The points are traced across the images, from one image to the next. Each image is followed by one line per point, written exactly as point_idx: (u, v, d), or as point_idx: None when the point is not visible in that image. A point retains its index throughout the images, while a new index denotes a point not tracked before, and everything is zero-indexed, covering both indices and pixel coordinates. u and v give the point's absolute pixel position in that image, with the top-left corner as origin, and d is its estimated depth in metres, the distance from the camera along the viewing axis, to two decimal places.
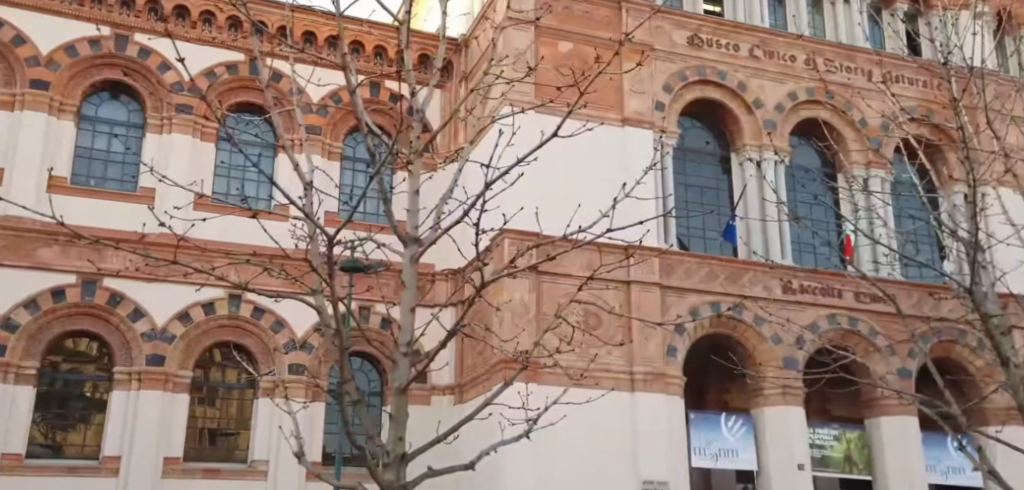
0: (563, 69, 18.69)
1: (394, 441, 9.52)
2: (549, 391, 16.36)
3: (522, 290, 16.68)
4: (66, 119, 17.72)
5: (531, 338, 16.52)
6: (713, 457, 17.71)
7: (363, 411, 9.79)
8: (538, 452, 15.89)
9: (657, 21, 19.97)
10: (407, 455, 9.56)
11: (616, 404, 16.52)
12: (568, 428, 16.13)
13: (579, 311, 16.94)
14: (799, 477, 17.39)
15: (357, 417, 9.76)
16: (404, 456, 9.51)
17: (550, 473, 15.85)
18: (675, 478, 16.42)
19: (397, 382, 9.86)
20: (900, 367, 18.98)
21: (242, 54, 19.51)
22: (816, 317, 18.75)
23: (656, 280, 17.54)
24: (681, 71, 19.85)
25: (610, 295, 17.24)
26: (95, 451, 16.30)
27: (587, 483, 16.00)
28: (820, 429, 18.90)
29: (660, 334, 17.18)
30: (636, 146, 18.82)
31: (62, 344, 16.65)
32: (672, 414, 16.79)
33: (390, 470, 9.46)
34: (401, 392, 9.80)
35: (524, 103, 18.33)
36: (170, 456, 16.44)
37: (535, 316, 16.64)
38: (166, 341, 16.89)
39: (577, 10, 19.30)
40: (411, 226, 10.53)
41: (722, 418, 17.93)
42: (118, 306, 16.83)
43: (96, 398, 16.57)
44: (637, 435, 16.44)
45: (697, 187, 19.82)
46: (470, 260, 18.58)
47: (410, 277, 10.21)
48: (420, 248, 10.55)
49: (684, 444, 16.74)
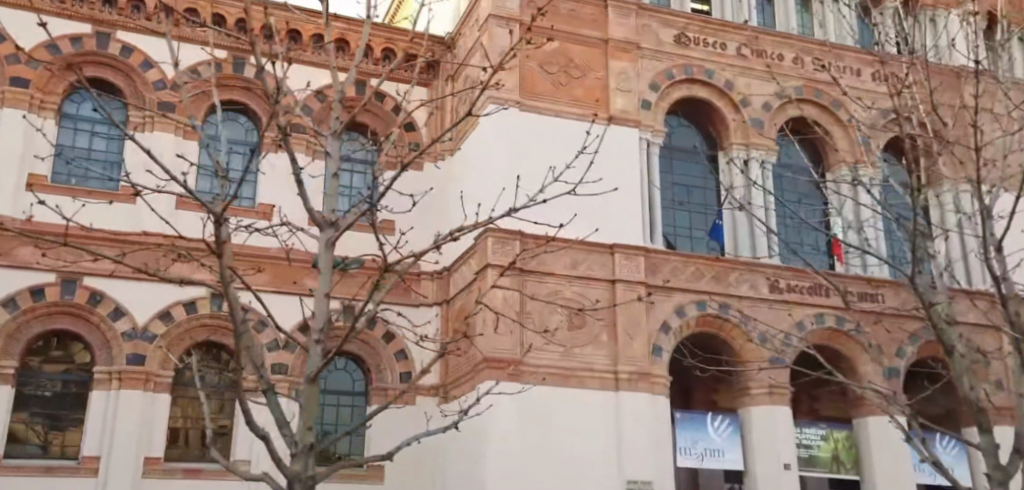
0: (548, 68, 18.70)
1: (304, 428, 9.80)
2: (534, 391, 16.23)
3: (506, 289, 16.63)
4: (47, 117, 17.60)
5: (515, 337, 16.40)
6: (699, 457, 17.65)
7: (275, 400, 9.92)
8: (521, 451, 15.83)
9: (644, 19, 19.86)
10: (315, 444, 9.86)
11: (600, 404, 16.51)
12: (551, 428, 16.14)
13: (563, 311, 16.89)
14: (786, 476, 17.29)
15: (269, 406, 9.87)
16: (312, 445, 9.81)
17: (534, 474, 15.78)
18: (659, 478, 16.33)
19: (308, 371, 10.15)
20: (887, 367, 18.91)
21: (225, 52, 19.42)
22: (804, 317, 18.63)
23: (642, 279, 17.47)
24: (669, 69, 19.72)
25: (595, 294, 17.22)
26: (74, 451, 16.16)
27: (571, 482, 15.93)
28: (808, 428, 18.82)
29: (645, 334, 17.16)
30: (622, 144, 18.68)
31: (42, 343, 16.51)
32: (657, 414, 16.71)
33: (297, 459, 9.71)
34: (311, 381, 10.15)
35: (510, 100, 18.17)
36: (150, 456, 16.27)
37: (519, 315, 16.58)
38: (147, 340, 16.72)
39: (563, 9, 19.21)
40: (325, 214, 10.93)
41: (708, 418, 17.87)
42: (98, 305, 16.66)
43: (76, 398, 16.43)
44: (622, 436, 16.35)
45: (684, 186, 19.70)
46: (456, 259, 18.46)
47: (324, 264, 10.60)
48: (337, 233, 10.89)
49: (668, 444, 16.66)
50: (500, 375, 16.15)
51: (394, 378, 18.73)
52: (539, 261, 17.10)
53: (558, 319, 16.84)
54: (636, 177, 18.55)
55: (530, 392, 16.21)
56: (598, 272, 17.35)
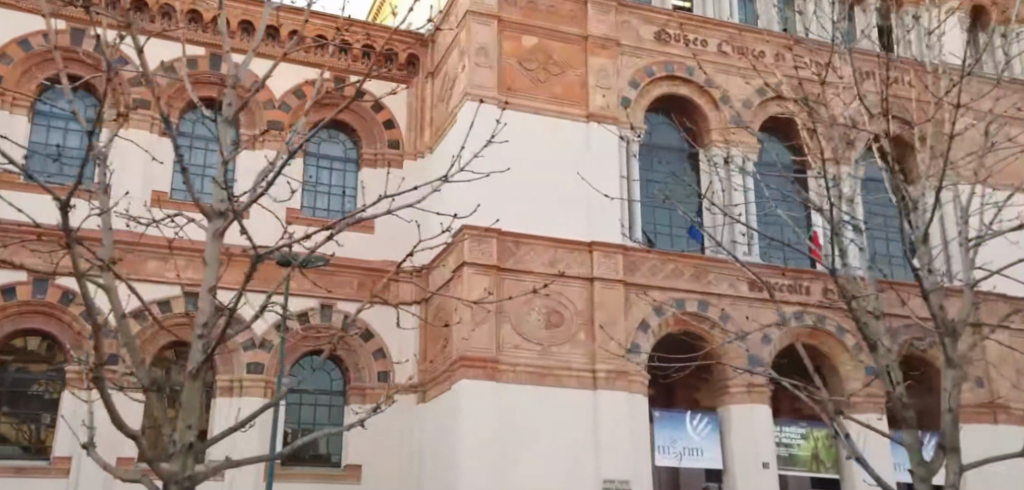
0: (526, 65, 18.60)
1: (183, 429, 9.11)
2: (510, 390, 16.12)
3: (482, 287, 16.47)
4: (19, 114, 17.45)
5: (492, 335, 16.25)
6: (678, 456, 17.52)
7: (154, 395, 9.19)
8: (496, 451, 15.68)
9: (624, 16, 19.77)
10: (195, 445, 9.20)
11: (577, 402, 16.38)
12: (528, 427, 16.02)
13: (540, 309, 16.76)
14: (764, 476, 17.21)
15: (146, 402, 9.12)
16: (191, 446, 9.15)
17: (509, 473, 15.69)
18: (636, 477, 16.23)
19: (193, 365, 9.45)
20: (867, 365, 18.85)
21: (202, 49, 19.33)
22: (784, 315, 18.57)
23: (620, 277, 17.35)
24: (648, 66, 19.62)
25: (573, 292, 17.05)
26: (46, 451, 16.02)
27: (547, 482, 15.81)
28: (787, 427, 18.58)
29: (623, 332, 17.05)
30: (600, 142, 18.60)
31: (14, 342, 16.39)
32: (634, 413, 16.60)
33: (174, 460, 9.01)
34: (196, 377, 9.44)
35: (488, 97, 18.04)
36: (123, 456, 16.12)
37: (496, 313, 16.41)
38: (121, 339, 16.66)
39: (541, 5, 19.11)
40: (217, 203, 10.25)
41: (687, 416, 17.74)
42: (71, 304, 16.50)
43: (48, 398, 16.28)
44: (599, 435, 16.23)
45: (665, 184, 19.57)
46: (434, 257, 18.35)
47: (212, 257, 9.95)
48: (227, 224, 10.29)
49: (646, 443, 16.54)
50: (475, 373, 15.91)
51: (371, 377, 18.54)
52: (516, 259, 16.98)
53: (535, 317, 16.69)
54: (615, 175, 18.50)
55: (506, 391, 16.07)
56: (577, 269, 17.27)
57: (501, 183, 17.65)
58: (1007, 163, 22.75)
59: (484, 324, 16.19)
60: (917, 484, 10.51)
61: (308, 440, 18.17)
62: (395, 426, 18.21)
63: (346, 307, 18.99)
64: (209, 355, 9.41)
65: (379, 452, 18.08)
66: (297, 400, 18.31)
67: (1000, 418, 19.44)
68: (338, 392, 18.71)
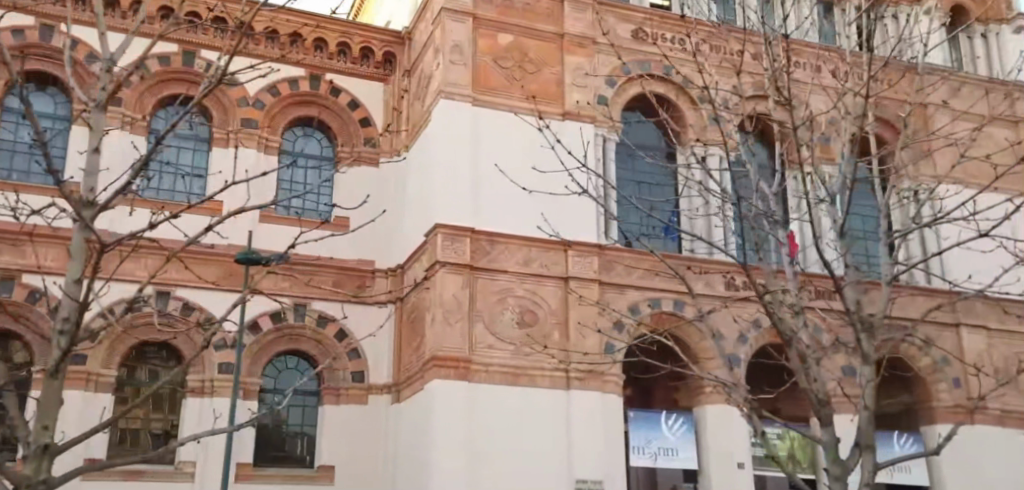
0: (501, 63, 18.49)
1: (37, 431, 8.78)
2: (483, 389, 15.97)
3: (454, 286, 16.31)
4: None
5: (464, 334, 16.14)
6: (652, 456, 17.38)
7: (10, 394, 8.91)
8: (467, 451, 15.53)
9: (601, 14, 19.70)
10: (51, 445, 8.90)
11: (550, 402, 16.24)
12: (498, 428, 15.86)
13: (513, 308, 16.65)
14: (739, 476, 17.15)
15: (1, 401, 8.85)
16: (47, 447, 8.83)
17: (480, 474, 15.54)
18: (609, 477, 16.12)
19: (52, 363, 9.14)
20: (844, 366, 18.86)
21: (175, 46, 19.29)
22: (759, 314, 18.54)
23: (595, 276, 17.21)
24: (625, 64, 19.53)
25: (547, 291, 16.93)
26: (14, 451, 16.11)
27: (520, 482, 15.68)
28: (763, 427, 18.51)
29: (597, 331, 16.95)
30: (575, 139, 18.46)
31: None
32: (608, 413, 16.46)
33: (28, 463, 8.75)
34: (54, 374, 9.09)
35: (463, 95, 17.90)
36: (91, 458, 16.39)
37: (468, 312, 16.29)
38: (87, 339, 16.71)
39: (517, 3, 19.01)
40: (84, 189, 9.75)
41: (662, 416, 17.62)
42: (37, 303, 16.73)
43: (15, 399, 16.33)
44: (572, 436, 16.08)
45: (642, 182, 19.47)
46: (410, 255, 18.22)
47: (75, 248, 9.53)
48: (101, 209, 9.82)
49: (619, 443, 16.42)
50: (447, 373, 15.77)
51: (345, 378, 18.35)
52: (490, 258, 16.83)
53: (508, 317, 16.56)
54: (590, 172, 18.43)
55: (478, 391, 15.93)
56: (553, 268, 17.13)
57: (477, 181, 17.47)
58: (988, 162, 22.67)
59: (455, 323, 16.08)
60: (831, 483, 10.19)
61: (280, 441, 17.95)
62: (367, 427, 18.17)
63: (320, 306, 18.70)
64: (65, 352, 9.06)
65: (352, 453, 17.94)
66: (269, 401, 18.13)
67: (978, 418, 19.37)
68: (312, 393, 18.42)
